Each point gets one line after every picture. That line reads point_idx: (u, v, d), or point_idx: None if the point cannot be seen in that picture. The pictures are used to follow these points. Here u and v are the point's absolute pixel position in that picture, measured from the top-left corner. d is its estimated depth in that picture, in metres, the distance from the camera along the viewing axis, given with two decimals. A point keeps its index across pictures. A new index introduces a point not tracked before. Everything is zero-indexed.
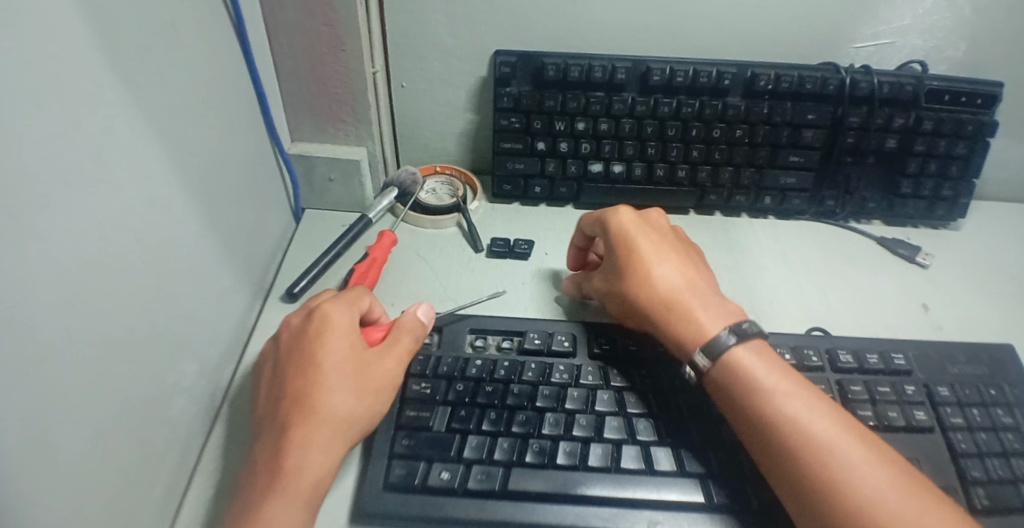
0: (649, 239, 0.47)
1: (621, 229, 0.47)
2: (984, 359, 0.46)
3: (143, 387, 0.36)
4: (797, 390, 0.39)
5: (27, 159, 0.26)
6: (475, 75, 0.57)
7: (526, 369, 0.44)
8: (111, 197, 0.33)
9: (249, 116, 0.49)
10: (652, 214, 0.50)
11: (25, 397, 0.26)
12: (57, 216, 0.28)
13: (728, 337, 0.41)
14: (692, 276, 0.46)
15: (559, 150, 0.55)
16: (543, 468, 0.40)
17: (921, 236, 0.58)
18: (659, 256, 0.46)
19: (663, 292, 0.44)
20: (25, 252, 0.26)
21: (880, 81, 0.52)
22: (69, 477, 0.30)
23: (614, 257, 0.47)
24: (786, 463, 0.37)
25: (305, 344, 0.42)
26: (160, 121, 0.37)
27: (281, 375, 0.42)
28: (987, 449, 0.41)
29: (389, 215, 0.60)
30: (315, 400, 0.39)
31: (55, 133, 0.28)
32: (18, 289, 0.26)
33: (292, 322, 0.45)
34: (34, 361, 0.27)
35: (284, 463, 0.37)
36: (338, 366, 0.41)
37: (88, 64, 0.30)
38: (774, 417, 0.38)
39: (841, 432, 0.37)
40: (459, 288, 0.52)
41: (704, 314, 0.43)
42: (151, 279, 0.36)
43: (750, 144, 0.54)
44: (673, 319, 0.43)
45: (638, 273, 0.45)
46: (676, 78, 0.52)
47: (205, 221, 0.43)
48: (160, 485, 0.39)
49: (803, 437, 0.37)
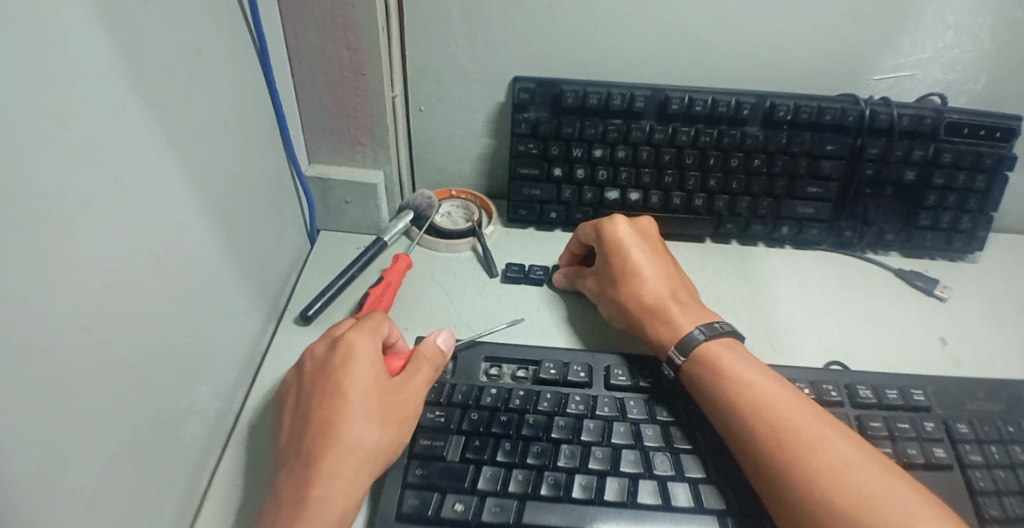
0: (642, 249, 0.51)
1: (615, 236, 0.51)
2: (1003, 396, 0.46)
3: (157, 413, 0.36)
4: (748, 373, 0.42)
5: (53, 188, 0.27)
6: (493, 100, 0.57)
7: (541, 399, 0.44)
8: (131, 226, 0.32)
9: (267, 139, 0.49)
10: (642, 220, 0.54)
11: (41, 426, 0.26)
12: (77, 244, 0.28)
13: (699, 332, 0.45)
14: (675, 285, 0.50)
15: (575, 176, 0.55)
16: (558, 501, 0.39)
17: (939, 268, 0.58)
18: (646, 264, 0.50)
19: (649, 296, 0.48)
20: (48, 283, 0.26)
21: (900, 113, 0.52)
22: (77, 510, 0.29)
23: (607, 260, 0.51)
24: (736, 427, 0.40)
25: (331, 374, 0.42)
26: (182, 145, 0.37)
27: (305, 403, 0.41)
28: (1004, 487, 0.41)
29: (404, 238, 0.59)
30: (340, 432, 0.39)
31: (81, 163, 0.28)
32: (36, 316, 0.26)
33: (317, 351, 0.44)
34: (53, 388, 0.27)
35: (311, 494, 0.37)
36: (364, 396, 0.41)
37: (113, 92, 0.31)
38: (731, 387, 0.42)
39: (788, 401, 0.41)
40: (473, 314, 0.52)
41: (681, 316, 0.47)
42: (169, 303, 0.36)
43: (768, 174, 0.54)
44: (653, 321, 0.47)
45: (627, 278, 0.50)
46: (694, 108, 0.52)
47: (221, 245, 0.43)
48: (170, 510, 0.38)
49: (748, 400, 0.41)
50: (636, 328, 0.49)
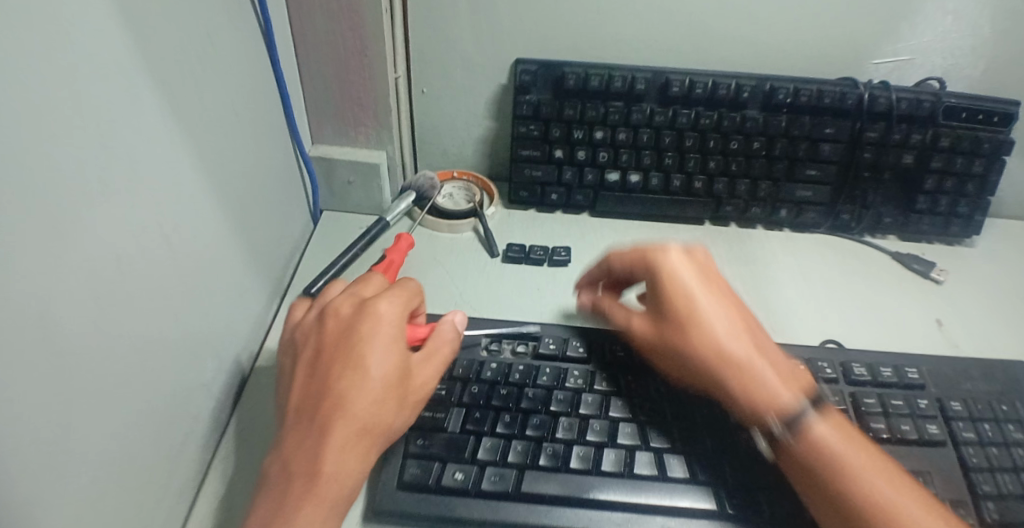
0: (708, 289, 0.44)
1: (681, 280, 0.43)
2: (998, 377, 0.46)
3: (165, 384, 0.36)
4: (828, 426, 0.38)
5: (67, 160, 0.27)
6: (496, 83, 0.57)
7: (540, 373, 0.45)
8: (141, 205, 0.33)
9: (273, 119, 0.50)
10: (698, 252, 0.46)
11: (58, 391, 0.27)
12: (91, 213, 0.29)
13: (807, 407, 0.39)
14: (752, 335, 0.43)
15: (576, 158, 0.56)
16: (556, 471, 0.40)
17: (936, 252, 0.58)
18: (718, 311, 0.43)
19: (731, 354, 0.41)
20: (65, 250, 0.27)
21: (898, 97, 0.52)
22: (91, 479, 0.30)
23: (673, 307, 0.43)
24: (846, 511, 0.36)
25: (354, 341, 0.40)
26: (190, 123, 0.38)
27: (323, 366, 0.39)
28: (997, 464, 0.41)
29: (406, 218, 0.60)
30: (358, 405, 0.38)
31: (95, 134, 0.29)
32: (54, 282, 0.26)
33: (339, 310, 0.42)
34: (68, 356, 0.27)
35: (322, 468, 0.36)
36: (387, 373, 0.39)
37: (125, 70, 0.31)
38: (838, 465, 0.37)
39: (893, 478, 0.37)
40: (475, 294, 0.53)
41: (774, 379, 0.40)
42: (178, 278, 0.37)
43: (768, 157, 0.55)
44: (742, 385, 0.40)
45: (701, 329, 0.42)
46: (695, 90, 0.52)
47: (227, 221, 0.44)
48: (177, 480, 0.39)
49: (859, 482, 0.36)
50: (710, 384, 0.42)
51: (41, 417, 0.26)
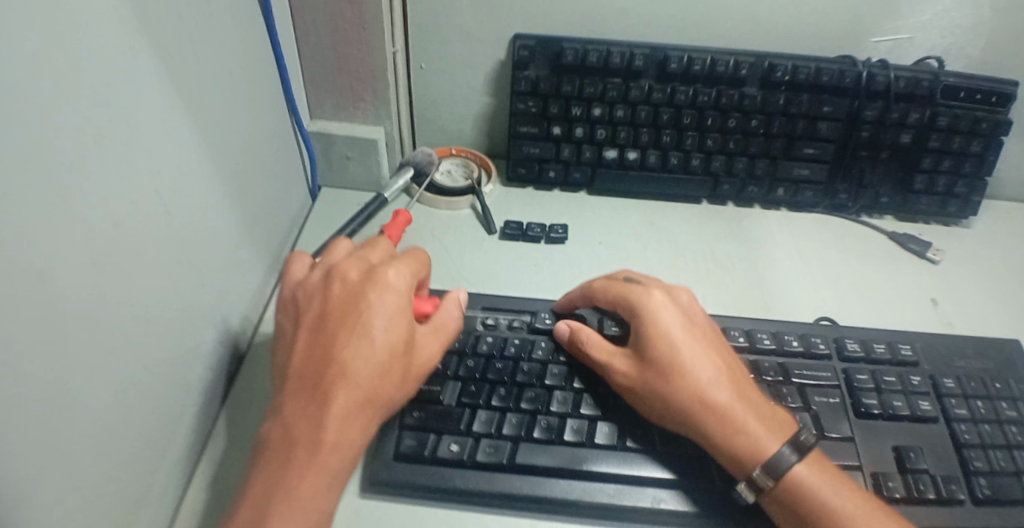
0: (689, 333, 0.41)
1: (664, 323, 0.41)
2: (992, 355, 0.47)
3: (165, 350, 0.37)
4: (805, 470, 0.37)
5: (66, 118, 0.27)
6: (495, 59, 0.57)
7: (536, 347, 0.45)
8: (140, 170, 0.33)
9: (271, 92, 0.49)
10: (681, 295, 0.45)
11: (59, 350, 0.27)
12: (91, 174, 0.29)
13: (789, 453, 0.37)
14: (735, 377, 0.40)
15: (575, 135, 0.56)
16: (551, 444, 0.40)
17: (933, 232, 0.58)
18: (701, 355, 0.40)
19: (714, 400, 0.39)
20: (65, 209, 0.27)
21: (897, 75, 0.52)
22: (91, 438, 0.30)
23: (655, 353, 0.41)
24: None
25: (361, 310, 0.39)
26: (189, 91, 0.38)
27: (330, 330, 0.39)
28: (990, 440, 0.41)
29: (404, 195, 0.60)
30: (361, 374, 0.37)
31: (93, 93, 0.29)
32: (53, 241, 0.26)
33: (349, 277, 0.41)
34: (66, 315, 0.27)
35: (324, 435, 0.36)
36: (393, 346, 0.39)
37: (122, 34, 0.31)
38: (813, 501, 0.36)
39: (871, 513, 0.35)
40: (472, 269, 0.53)
41: (758, 426, 0.38)
42: (177, 246, 0.37)
43: (765, 135, 0.55)
44: (727, 433, 0.38)
45: (683, 376, 0.39)
46: (693, 67, 0.52)
47: (226, 191, 0.44)
48: (176, 447, 0.39)
49: (835, 518, 0.35)
50: (691, 432, 0.39)
51: (43, 376, 0.26)
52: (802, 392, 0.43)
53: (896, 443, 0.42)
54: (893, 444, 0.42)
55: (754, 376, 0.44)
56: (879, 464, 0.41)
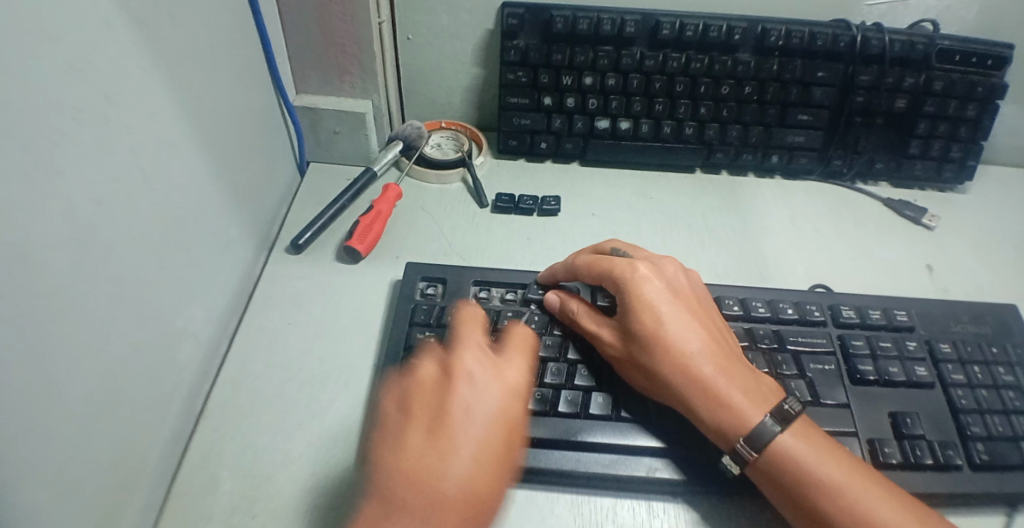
0: (677, 307, 0.41)
1: (647, 297, 0.41)
2: (988, 320, 0.47)
3: (152, 328, 0.36)
4: (788, 435, 0.37)
5: (41, 88, 0.26)
6: (483, 28, 0.56)
7: (529, 319, 0.45)
8: (120, 143, 0.32)
9: (255, 67, 0.48)
10: (666, 264, 0.45)
11: (38, 328, 0.26)
12: (70, 147, 0.28)
13: (771, 425, 0.36)
14: (722, 350, 0.40)
15: (566, 105, 0.55)
16: (544, 416, 0.40)
17: (928, 198, 0.58)
18: (686, 329, 0.40)
19: (698, 373, 0.38)
20: (43, 185, 0.26)
21: (891, 39, 0.51)
22: (78, 414, 0.29)
23: (638, 327, 0.40)
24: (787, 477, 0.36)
25: (494, 417, 0.34)
26: (169, 63, 0.37)
27: (455, 442, 0.33)
28: (987, 407, 0.41)
29: (394, 169, 0.60)
30: (483, 501, 0.33)
31: (74, 61, 0.28)
32: (27, 217, 0.25)
33: (474, 369, 0.36)
34: (48, 292, 0.27)
35: None
36: (509, 463, 0.35)
37: (101, 4, 0.30)
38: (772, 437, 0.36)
39: (822, 444, 0.37)
40: (463, 242, 0.52)
41: (744, 400, 0.37)
42: (160, 224, 0.36)
43: (759, 102, 0.54)
44: (711, 406, 0.37)
45: (667, 350, 0.39)
46: (686, 33, 0.51)
47: (211, 167, 0.43)
48: (168, 429, 0.38)
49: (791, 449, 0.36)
50: (676, 405, 0.39)
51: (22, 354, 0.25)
52: (797, 360, 0.43)
53: (891, 409, 0.41)
54: (888, 411, 0.41)
55: (749, 344, 0.44)
56: (875, 430, 0.40)
